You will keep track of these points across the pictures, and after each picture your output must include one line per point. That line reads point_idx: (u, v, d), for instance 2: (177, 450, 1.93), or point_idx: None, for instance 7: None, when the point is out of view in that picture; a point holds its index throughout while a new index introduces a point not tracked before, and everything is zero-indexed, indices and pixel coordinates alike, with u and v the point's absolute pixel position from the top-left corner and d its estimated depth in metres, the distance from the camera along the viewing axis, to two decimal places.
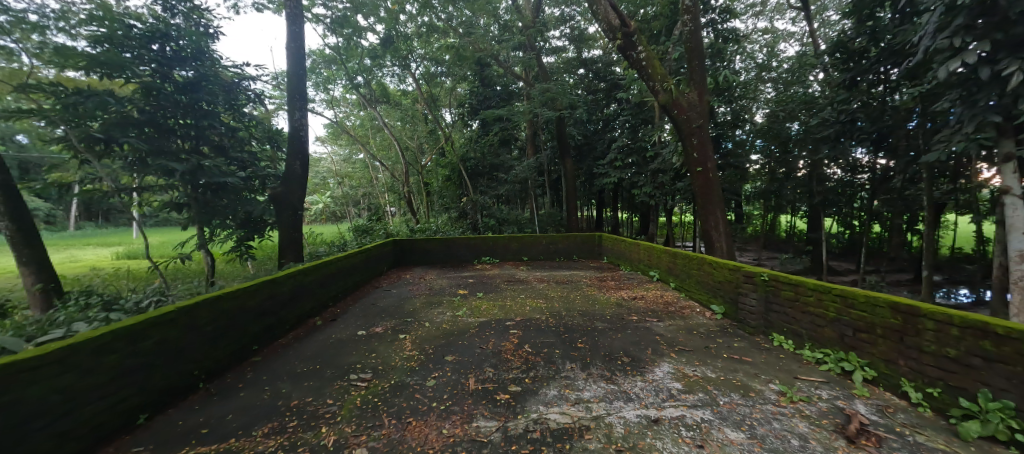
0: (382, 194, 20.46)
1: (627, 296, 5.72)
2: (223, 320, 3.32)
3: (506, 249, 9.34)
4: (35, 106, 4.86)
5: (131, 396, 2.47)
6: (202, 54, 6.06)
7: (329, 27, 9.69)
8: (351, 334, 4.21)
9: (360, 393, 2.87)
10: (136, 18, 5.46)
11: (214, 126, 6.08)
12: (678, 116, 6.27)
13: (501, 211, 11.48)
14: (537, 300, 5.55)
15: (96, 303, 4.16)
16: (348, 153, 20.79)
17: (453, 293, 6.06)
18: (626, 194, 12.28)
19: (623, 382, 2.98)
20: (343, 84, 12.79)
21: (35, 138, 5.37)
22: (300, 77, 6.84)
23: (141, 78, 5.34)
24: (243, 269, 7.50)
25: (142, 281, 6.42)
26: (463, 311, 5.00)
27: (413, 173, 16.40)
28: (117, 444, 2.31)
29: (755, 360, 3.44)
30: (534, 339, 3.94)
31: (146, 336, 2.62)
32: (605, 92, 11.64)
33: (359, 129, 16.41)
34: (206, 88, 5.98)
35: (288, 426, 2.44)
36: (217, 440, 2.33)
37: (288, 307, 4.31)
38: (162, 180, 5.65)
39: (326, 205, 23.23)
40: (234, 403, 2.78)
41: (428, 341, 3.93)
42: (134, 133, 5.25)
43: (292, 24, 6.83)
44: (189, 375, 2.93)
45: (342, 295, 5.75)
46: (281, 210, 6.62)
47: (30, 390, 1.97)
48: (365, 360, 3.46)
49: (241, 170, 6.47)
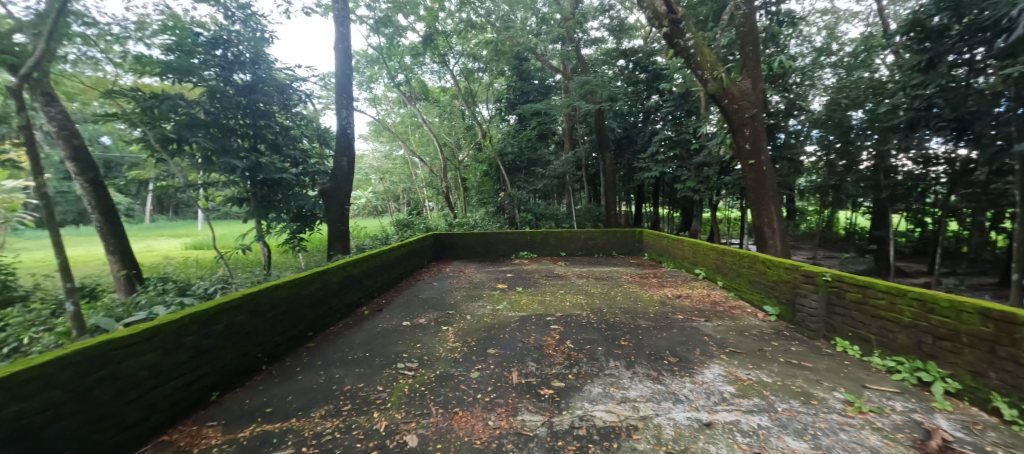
0: (420, 190, 20.97)
1: (672, 294, 5.51)
2: (282, 306, 3.54)
3: (544, 244, 9.28)
4: (119, 111, 5.41)
5: (206, 374, 2.70)
6: (260, 58, 6.46)
7: (372, 28, 10.27)
8: (397, 324, 4.36)
9: (407, 381, 2.97)
10: (202, 26, 5.89)
11: (270, 125, 6.48)
12: (728, 106, 5.94)
13: (538, 206, 11.43)
14: (578, 295, 5.50)
15: (172, 289, 4.57)
16: (390, 149, 21.59)
17: (492, 287, 6.12)
18: (668, 189, 11.86)
19: (671, 383, 2.88)
20: (384, 82, 13.18)
21: (119, 140, 5.99)
22: (346, 77, 7.08)
23: (206, 83, 5.79)
24: (295, 260, 7.98)
25: (209, 269, 6.97)
26: (504, 305, 5.04)
27: (451, 168, 16.67)
28: (194, 418, 2.53)
29: (816, 366, 3.21)
30: (576, 335, 3.90)
31: (218, 320, 2.84)
32: (645, 83, 11.22)
33: (399, 127, 16.89)
34: (262, 89, 6.36)
35: (343, 410, 2.56)
36: (281, 419, 2.48)
37: (339, 296, 4.54)
38: (224, 176, 6.10)
39: (368, 200, 24.14)
40: (293, 385, 2.96)
41: (469, 333, 3.99)
42: (201, 133, 5.71)
43: (339, 26, 7.10)
44: (254, 357, 3.15)
45: (387, 287, 5.97)
46: (330, 205, 6.91)
47: (125, 365, 2.20)
48: (411, 350, 3.57)
49: (294, 167, 6.84)
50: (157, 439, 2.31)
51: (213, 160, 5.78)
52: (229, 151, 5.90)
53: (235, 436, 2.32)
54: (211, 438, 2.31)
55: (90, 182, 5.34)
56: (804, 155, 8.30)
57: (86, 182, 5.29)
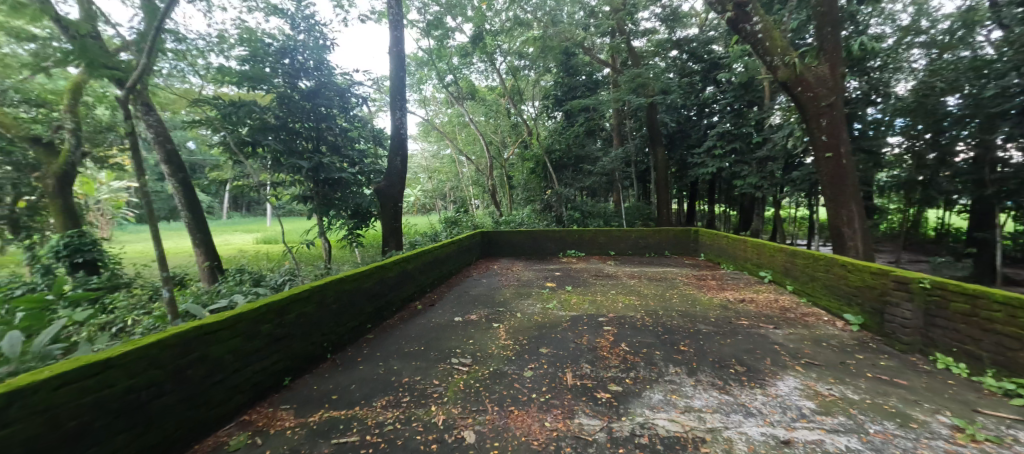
0: (467, 188, 21.36)
1: (733, 298, 5.14)
2: (345, 299, 3.72)
3: (593, 243, 9.07)
4: (204, 118, 5.99)
5: (280, 360, 2.89)
6: (322, 64, 6.86)
7: (422, 31, 10.73)
8: (449, 319, 4.44)
9: (462, 377, 3.00)
10: (272, 36, 6.35)
11: (331, 127, 6.87)
12: (801, 94, 5.45)
13: (586, 204, 11.20)
14: (630, 296, 5.31)
15: (248, 280, 4.98)
16: (438, 148, 22.22)
17: (541, 285, 6.07)
18: (725, 185, 11.14)
19: (740, 394, 2.67)
20: (433, 84, 13.55)
21: (203, 144, 6.65)
22: (400, 79, 7.31)
23: (276, 90, 6.26)
24: (352, 254, 8.41)
25: (277, 262, 7.54)
26: (554, 304, 4.98)
27: (497, 166, 16.80)
28: (269, 400, 2.73)
29: (912, 384, 2.84)
30: (631, 338, 3.75)
31: (290, 310, 3.04)
32: (700, 74, 10.50)
33: (447, 127, 17.27)
34: (324, 94, 6.75)
35: (403, 401, 2.64)
36: (346, 406, 2.60)
37: (395, 291, 4.71)
38: (290, 176, 6.56)
39: (417, 198, 24.97)
40: (355, 374, 3.10)
41: (521, 331, 3.97)
42: (272, 136, 6.19)
43: (394, 30, 7.36)
44: (320, 346, 3.34)
45: (438, 282, 6.11)
46: (384, 202, 7.21)
47: (214, 349, 2.40)
48: (464, 346, 3.62)
49: (352, 167, 7.20)
50: (239, 417, 2.51)
51: (282, 160, 6.26)
52: (295, 153, 6.35)
53: (306, 420, 2.46)
54: (285, 420, 2.47)
55: (180, 182, 5.98)
56: (887, 147, 7.44)
57: (177, 182, 5.92)
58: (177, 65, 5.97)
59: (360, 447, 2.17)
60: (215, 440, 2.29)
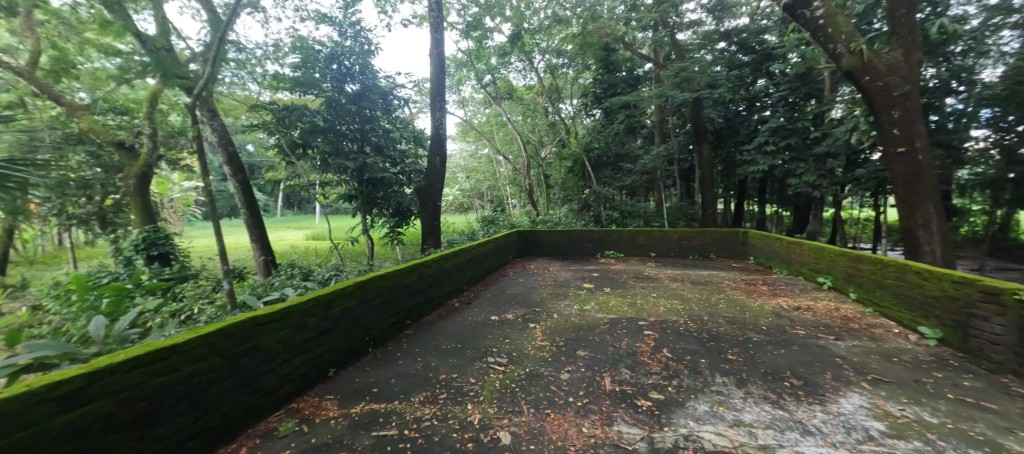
0: (503, 187, 21.46)
1: (786, 306, 4.79)
2: (386, 295, 3.83)
3: (632, 244, 8.81)
4: (261, 122, 6.43)
5: (326, 352, 3.02)
6: (367, 68, 7.07)
7: (462, 33, 10.89)
8: (486, 318, 4.46)
9: (499, 376, 2.99)
10: (322, 43, 6.67)
11: (375, 129, 7.13)
12: (869, 84, 4.98)
13: (625, 203, 10.90)
14: (672, 300, 5.08)
15: (298, 274, 5.27)
16: (476, 148, 22.51)
17: (578, 286, 5.96)
18: (778, 184, 10.43)
19: (796, 410, 2.47)
20: (472, 84, 13.71)
21: (260, 146, 7.12)
22: (440, 81, 7.43)
23: (325, 94, 6.60)
24: (393, 252, 8.70)
25: (324, 258, 7.94)
26: (591, 305, 4.87)
27: (534, 165, 16.75)
28: (316, 390, 2.86)
29: (1004, 409, 2.50)
30: (674, 344, 3.59)
31: (335, 304, 3.16)
32: (751, 66, 9.87)
33: (485, 127, 17.45)
34: (368, 97, 6.98)
35: (440, 398, 2.67)
36: (386, 400, 2.67)
37: (433, 288, 4.79)
38: (337, 176, 6.89)
39: (455, 197, 25.41)
40: (395, 369, 3.18)
41: (557, 333, 3.91)
42: (321, 138, 6.54)
43: (434, 33, 7.51)
44: (363, 341, 3.46)
45: (475, 281, 6.17)
46: (424, 201, 7.37)
47: (266, 339, 2.54)
48: (500, 345, 3.61)
49: (393, 167, 7.44)
50: (288, 405, 2.65)
51: (330, 161, 6.60)
52: (341, 154, 6.67)
53: (348, 411, 2.55)
54: (329, 410, 2.57)
55: (240, 182, 6.43)
56: (970, 140, 6.64)
57: (237, 182, 6.37)
58: (238, 74, 6.43)
59: (398, 441, 2.21)
60: (266, 425, 2.43)
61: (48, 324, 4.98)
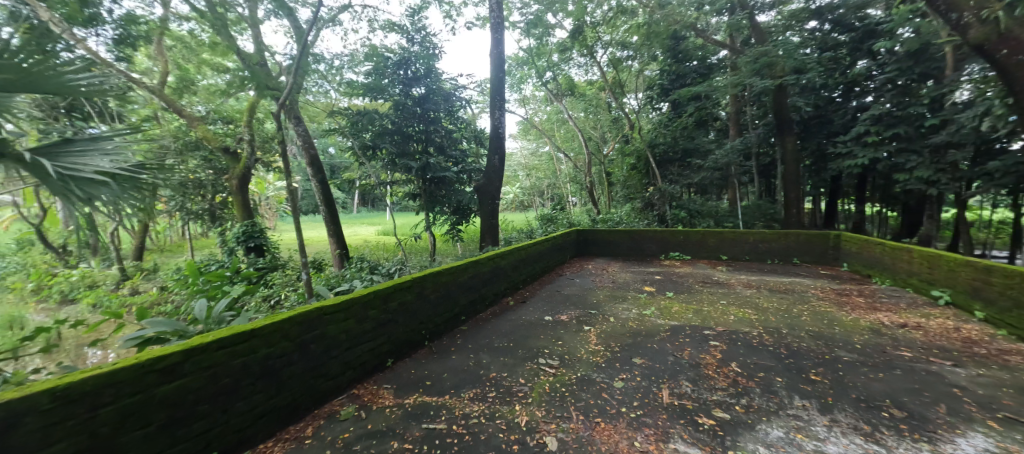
0: (564, 185, 21.18)
1: (887, 322, 4.12)
2: (442, 291, 3.95)
3: (701, 245, 8.19)
4: (339, 126, 7.03)
5: (384, 343, 3.19)
6: (432, 71, 7.30)
7: (523, 31, 10.91)
8: (539, 318, 4.42)
9: (549, 378, 2.94)
10: (392, 51, 7.07)
11: (438, 130, 7.41)
12: (1008, 58, 4.10)
13: (694, 202, 10.18)
14: (745, 309, 4.63)
15: (367, 267, 5.66)
16: (537, 146, 22.46)
17: (638, 289, 5.68)
18: (881, 180, 9.05)
19: (896, 448, 2.11)
20: (533, 82, 13.70)
21: (338, 149, 7.76)
22: (500, 80, 7.48)
23: (393, 98, 7.03)
24: (454, 248, 8.99)
25: (391, 253, 8.44)
26: (652, 310, 4.60)
27: (596, 162, 16.31)
28: (375, 378, 3.03)
29: None
30: (745, 358, 3.26)
31: (393, 297, 3.32)
32: (849, 46, 8.63)
33: (546, 125, 17.34)
34: (432, 100, 7.24)
35: (489, 396, 2.68)
36: (437, 393, 2.75)
37: (488, 285, 4.86)
38: (403, 176, 7.31)
39: (516, 195, 25.60)
40: (448, 363, 3.26)
41: (613, 337, 3.75)
42: (389, 140, 6.98)
43: (495, 33, 7.58)
44: (420, 334, 3.61)
45: (530, 279, 6.15)
46: (483, 200, 7.48)
47: (331, 328, 2.74)
48: (552, 347, 3.55)
49: (455, 166, 7.68)
50: (350, 390, 2.84)
51: (396, 161, 7.03)
52: (407, 154, 7.05)
53: (402, 401, 2.66)
54: (386, 399, 2.71)
55: (319, 182, 7.06)
56: None
57: (317, 182, 7.00)
58: (321, 83, 7.07)
59: (446, 435, 2.26)
60: (330, 407, 2.63)
61: (171, 303, 5.91)
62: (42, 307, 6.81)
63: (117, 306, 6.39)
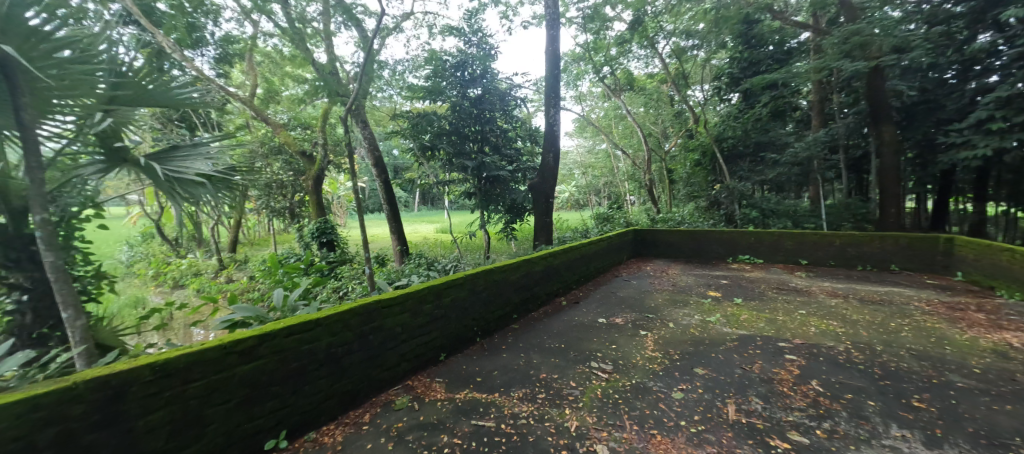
0: (622, 184, 20.45)
1: (1018, 344, 3.43)
2: (494, 288, 3.98)
3: (775, 248, 7.45)
4: (401, 129, 7.40)
5: (438, 338, 3.28)
6: (488, 71, 7.38)
7: (580, 26, 10.68)
8: (593, 320, 4.28)
9: (601, 384, 2.83)
10: (451, 54, 7.24)
11: (494, 129, 7.49)
12: None
13: (767, 200, 9.31)
14: (828, 320, 4.11)
15: (424, 263, 5.88)
16: (594, 144, 21.93)
17: (702, 294, 5.30)
18: (1010, 174, 7.60)
19: None
20: (590, 78, 13.38)
21: (400, 150, 8.17)
22: (556, 77, 7.37)
23: (451, 100, 7.24)
24: (508, 246, 9.06)
25: (448, 250, 8.72)
26: (717, 317, 4.26)
27: (656, 159, 15.55)
28: (428, 371, 3.12)
29: None
30: (828, 375, 2.89)
31: (446, 293, 3.39)
32: (967, 19, 7.19)
33: (603, 121, 16.88)
34: (488, 100, 7.33)
35: (538, 397, 2.64)
36: (487, 391, 2.76)
37: (540, 285, 4.81)
38: (459, 175, 7.50)
39: (572, 194, 25.22)
40: (498, 361, 3.27)
41: (672, 344, 3.52)
42: (446, 140, 7.20)
43: (551, 29, 7.48)
44: (472, 331, 3.66)
45: (584, 280, 6.00)
46: (537, 199, 7.43)
47: (388, 320, 2.86)
48: (605, 350, 3.41)
49: (510, 165, 7.72)
50: (405, 382, 2.95)
51: (453, 161, 7.25)
52: (463, 154, 7.23)
53: (454, 396, 2.71)
54: (437, 392, 2.77)
55: (383, 182, 7.46)
56: None
57: (380, 182, 7.40)
58: (385, 88, 7.49)
59: (495, 434, 2.26)
60: (386, 397, 2.75)
61: (258, 291, 6.63)
62: (160, 290, 8.00)
63: (215, 291, 7.31)
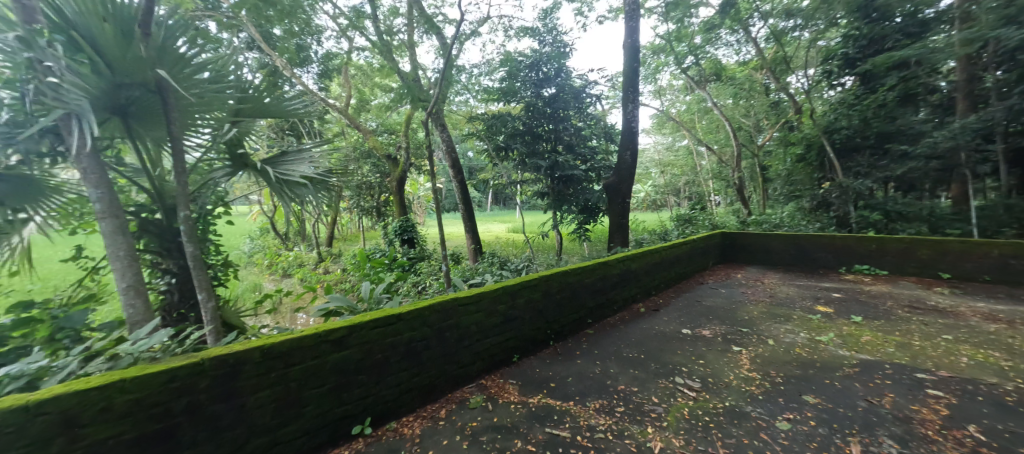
0: (705, 183, 18.87)
1: None
2: (567, 291, 3.85)
3: (904, 258, 6.22)
4: (477, 131, 7.62)
5: (511, 339, 3.26)
6: (562, 70, 7.26)
7: (661, 16, 10.04)
8: (675, 330, 3.95)
9: (687, 402, 2.57)
10: (525, 55, 7.24)
11: (568, 128, 7.33)
12: None
13: (893, 200, 7.86)
14: (988, 351, 3.29)
15: (498, 262, 5.96)
16: (673, 141, 20.56)
17: (808, 308, 4.61)
18: None
19: None
20: (670, 70, 12.54)
21: (475, 152, 8.42)
22: (635, 70, 6.99)
23: (525, 100, 7.25)
24: (580, 247, 8.84)
25: (520, 249, 8.78)
26: (830, 337, 3.66)
27: (747, 155, 14.08)
28: (502, 372, 3.11)
29: None
30: (992, 420, 2.30)
31: (520, 294, 3.35)
32: None
33: (685, 116, 15.76)
34: (562, 98, 7.21)
35: (617, 411, 2.47)
36: (562, 398, 2.66)
37: (617, 289, 4.57)
38: (533, 175, 7.49)
39: (648, 194, 23.96)
40: (573, 367, 3.15)
41: (773, 365, 3.09)
42: (521, 140, 7.24)
43: (630, 21, 7.11)
44: (545, 333, 3.58)
45: (664, 286, 5.60)
46: (613, 198, 7.14)
47: (464, 318, 2.89)
48: (692, 365, 3.11)
49: (584, 164, 7.50)
50: (479, 381, 2.97)
51: (527, 161, 7.27)
52: (536, 154, 7.21)
53: (527, 400, 2.65)
54: (511, 394, 2.74)
55: (459, 183, 7.67)
56: None
57: (457, 183, 7.61)
58: (463, 93, 7.77)
59: (571, 445, 2.15)
60: (461, 394, 2.79)
61: (349, 282, 7.30)
62: (272, 278, 9.20)
63: (315, 281, 8.20)
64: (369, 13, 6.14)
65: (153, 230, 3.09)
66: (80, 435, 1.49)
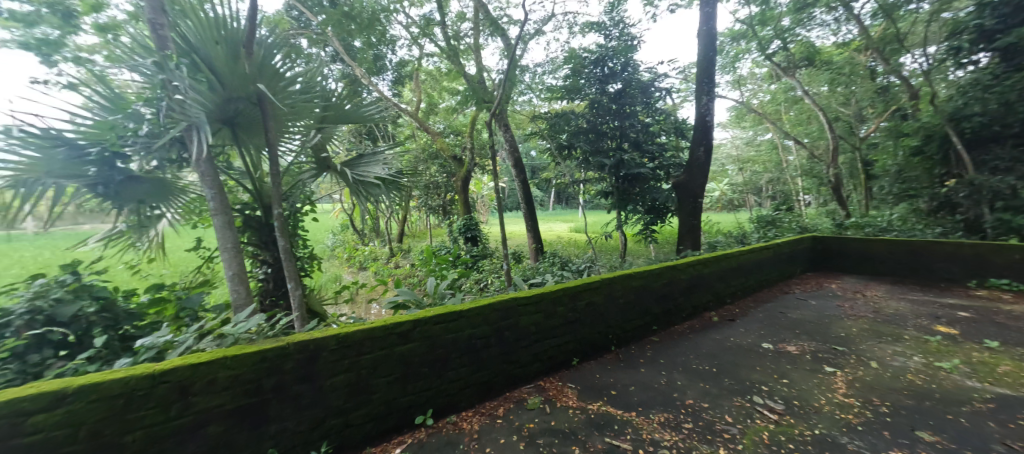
0: (793, 181, 16.95)
1: None
2: (631, 295, 3.68)
3: None
4: (540, 130, 7.62)
5: (571, 342, 3.19)
6: (629, 64, 6.95)
7: None
8: (754, 343, 3.59)
9: (768, 426, 2.32)
10: (590, 50, 7.06)
11: (634, 125, 7.00)
12: None
13: None
14: None
15: (559, 262, 5.88)
16: (755, 135, 18.75)
17: (924, 327, 3.92)
18: None
19: None
20: (752, 58, 11.44)
21: (538, 151, 8.40)
22: (710, 59, 6.47)
23: (589, 97, 7.08)
24: (646, 249, 8.43)
25: (582, 250, 8.60)
26: (955, 364, 3.07)
27: (846, 149, 12.38)
28: (561, 374, 3.07)
29: None
30: None
31: (581, 297, 3.27)
32: None
33: (769, 107, 14.30)
34: (629, 93, 6.91)
35: (684, 427, 2.31)
36: (623, 407, 2.54)
37: (686, 295, 4.27)
38: (597, 174, 7.29)
39: (724, 193, 22.18)
40: (636, 376, 3.00)
41: (877, 392, 2.66)
42: (584, 138, 7.09)
43: (706, 6, 6.59)
44: (607, 338, 3.46)
45: (741, 294, 5.12)
46: (683, 198, 6.70)
47: (523, 318, 2.89)
48: (774, 385, 2.80)
49: (652, 162, 7.13)
50: (537, 382, 2.95)
51: (590, 159, 7.09)
52: (600, 152, 7.00)
53: (586, 406, 2.58)
54: (570, 399, 2.69)
55: (520, 183, 7.73)
56: None
57: (519, 183, 7.66)
58: (527, 92, 7.80)
59: None
60: (519, 394, 2.79)
61: (417, 277, 7.70)
62: (351, 270, 10.04)
63: (386, 275, 8.78)
64: (438, 20, 6.41)
65: (254, 226, 3.52)
66: (192, 402, 1.73)
